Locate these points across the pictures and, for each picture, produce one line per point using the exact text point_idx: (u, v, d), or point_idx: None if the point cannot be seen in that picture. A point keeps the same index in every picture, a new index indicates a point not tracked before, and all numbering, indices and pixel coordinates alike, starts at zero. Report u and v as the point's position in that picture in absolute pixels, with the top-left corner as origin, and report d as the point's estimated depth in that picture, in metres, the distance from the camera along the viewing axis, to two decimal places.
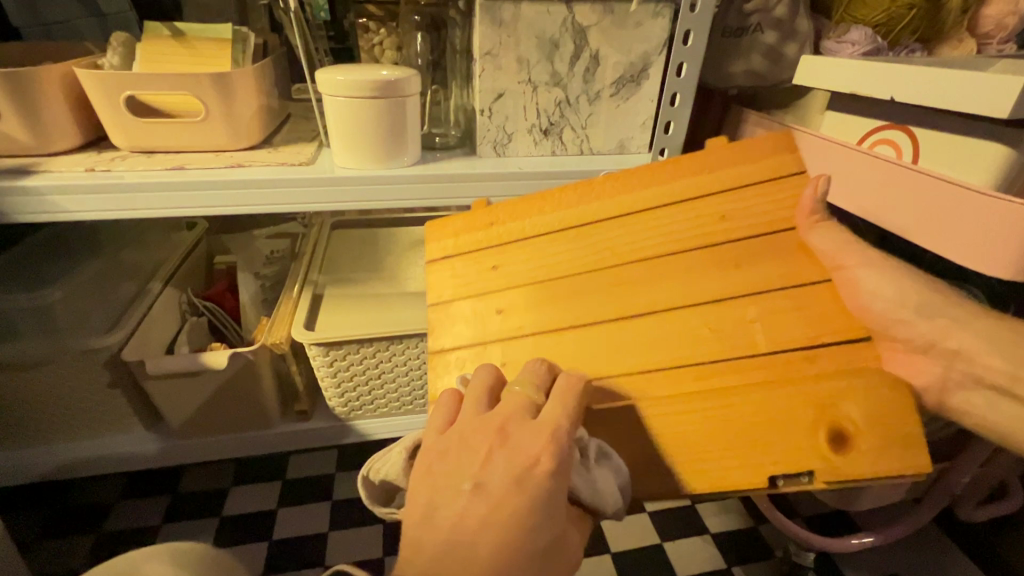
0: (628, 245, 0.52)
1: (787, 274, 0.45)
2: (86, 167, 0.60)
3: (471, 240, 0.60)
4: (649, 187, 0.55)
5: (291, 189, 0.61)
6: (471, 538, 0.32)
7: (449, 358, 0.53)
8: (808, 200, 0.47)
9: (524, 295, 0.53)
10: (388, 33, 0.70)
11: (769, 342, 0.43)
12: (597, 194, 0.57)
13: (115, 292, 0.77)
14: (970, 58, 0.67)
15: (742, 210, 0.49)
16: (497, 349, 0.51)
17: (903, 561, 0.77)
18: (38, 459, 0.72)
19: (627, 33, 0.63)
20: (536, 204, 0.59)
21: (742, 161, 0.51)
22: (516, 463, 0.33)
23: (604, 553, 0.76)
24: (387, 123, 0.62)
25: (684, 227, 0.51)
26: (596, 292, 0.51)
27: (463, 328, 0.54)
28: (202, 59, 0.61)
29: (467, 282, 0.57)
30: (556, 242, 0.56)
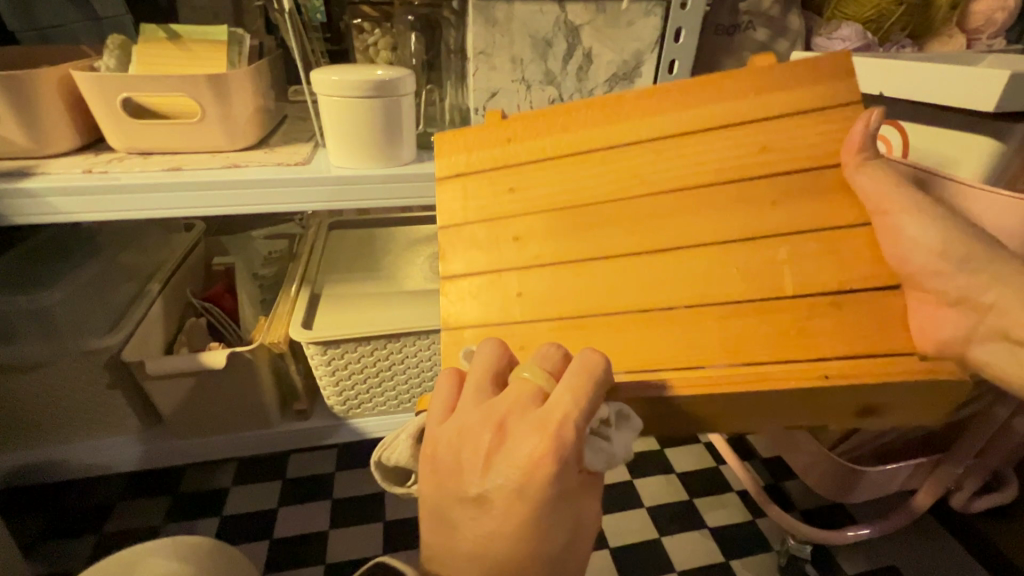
0: (657, 173, 0.53)
1: (815, 217, 0.48)
2: (83, 169, 0.60)
3: (489, 156, 0.59)
4: (685, 111, 0.54)
5: (287, 189, 0.61)
6: (481, 541, 0.33)
7: (461, 284, 0.54)
8: (858, 136, 0.47)
9: (545, 220, 0.54)
10: (383, 34, 0.70)
11: (798, 284, 0.46)
12: (628, 114, 0.56)
13: (113, 293, 0.77)
14: (961, 53, 0.68)
15: (785, 142, 0.50)
16: (514, 278, 0.53)
17: (899, 553, 0.78)
18: (55, 459, 0.75)
19: (620, 31, 0.63)
20: (562, 121, 0.58)
21: (785, 91, 0.51)
22: (515, 466, 0.33)
23: (602, 548, 0.77)
24: (381, 122, 0.62)
25: (724, 158, 0.51)
26: (627, 221, 0.52)
27: (478, 253, 0.55)
28: (197, 61, 0.62)
29: (486, 205, 0.57)
30: (586, 165, 0.55)
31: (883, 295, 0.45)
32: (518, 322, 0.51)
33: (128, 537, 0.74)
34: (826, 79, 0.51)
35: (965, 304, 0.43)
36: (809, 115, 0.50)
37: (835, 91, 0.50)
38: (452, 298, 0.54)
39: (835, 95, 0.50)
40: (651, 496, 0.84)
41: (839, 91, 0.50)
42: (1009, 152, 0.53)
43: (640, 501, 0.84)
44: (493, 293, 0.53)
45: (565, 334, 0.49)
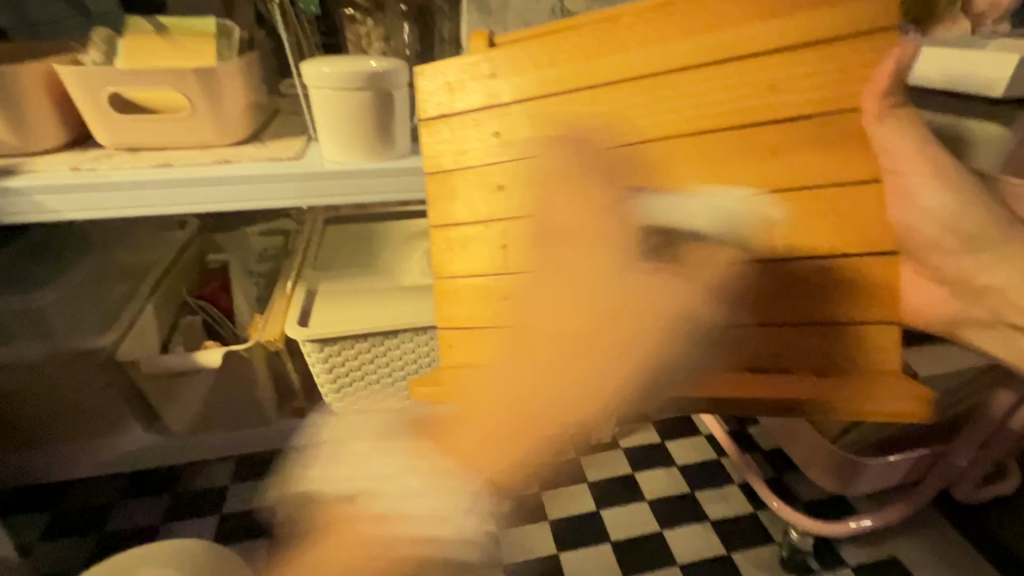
0: (655, 115, 0.51)
1: (828, 172, 0.48)
2: (71, 166, 0.59)
3: (469, 92, 0.57)
4: (691, 38, 0.50)
5: (279, 184, 0.60)
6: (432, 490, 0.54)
7: (450, 234, 0.57)
8: (885, 81, 0.46)
9: (532, 168, 0.55)
10: (375, 24, 0.67)
11: (791, 244, 0.48)
12: (626, 41, 0.52)
13: (108, 292, 0.76)
14: (965, 38, 0.67)
15: (797, 81, 0.48)
16: (498, 230, 0.56)
17: (901, 543, 0.78)
18: (66, 459, 0.76)
19: None
20: (550, 51, 0.55)
21: (812, 13, 0.47)
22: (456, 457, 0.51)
23: (605, 542, 0.76)
24: (375, 116, 0.61)
25: (730, 98, 0.49)
26: (619, 170, 0.52)
27: (463, 203, 0.57)
28: (184, 53, 0.60)
29: (466, 151, 0.56)
30: (578, 103, 0.53)
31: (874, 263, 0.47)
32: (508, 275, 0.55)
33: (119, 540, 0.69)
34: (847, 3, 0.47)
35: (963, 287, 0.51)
36: (827, 46, 0.47)
37: (858, 15, 0.47)
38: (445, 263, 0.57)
39: (865, 25, 0.47)
40: (652, 489, 0.84)
41: (868, 20, 0.47)
42: (1013, 139, 0.53)
43: (641, 494, 0.83)
44: (482, 246, 0.56)
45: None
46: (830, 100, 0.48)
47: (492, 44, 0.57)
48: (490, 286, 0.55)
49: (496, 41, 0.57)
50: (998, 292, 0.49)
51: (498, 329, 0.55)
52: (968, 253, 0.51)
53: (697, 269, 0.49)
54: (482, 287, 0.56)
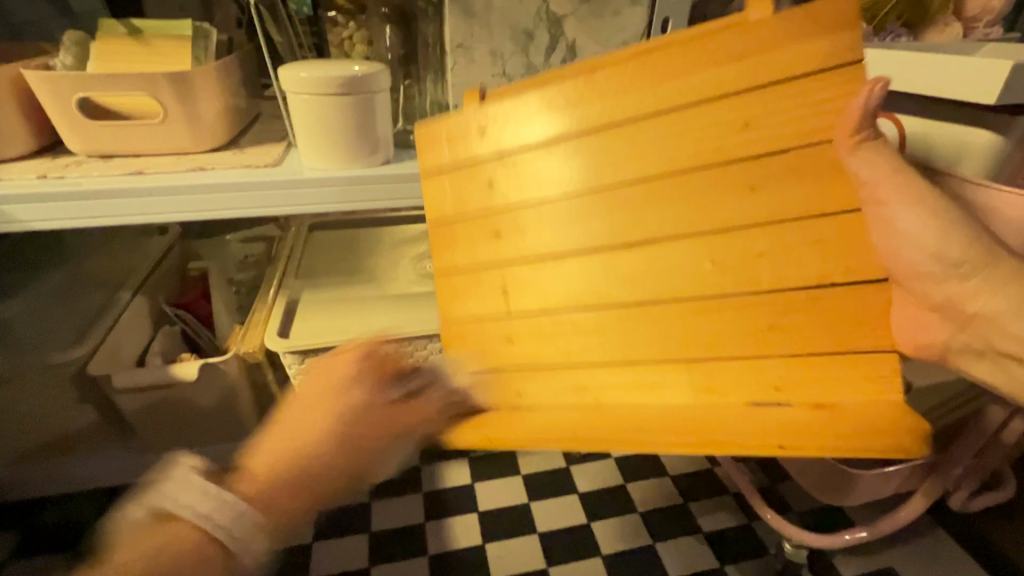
0: (633, 158, 0.51)
1: (812, 202, 0.46)
2: (38, 174, 0.57)
3: (456, 146, 0.58)
4: (663, 83, 0.49)
5: (256, 191, 0.58)
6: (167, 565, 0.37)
7: (453, 281, 0.59)
8: (856, 112, 0.41)
9: (527, 211, 0.56)
10: (358, 26, 0.66)
11: (777, 277, 0.47)
12: (601, 90, 0.51)
13: (81, 303, 0.74)
14: (957, 42, 0.65)
15: (769, 117, 0.45)
16: (499, 275, 0.57)
17: (902, 558, 0.76)
18: (37, 475, 0.73)
19: (604, 22, 0.60)
20: (528, 100, 0.54)
21: (779, 47, 0.44)
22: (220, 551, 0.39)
23: (595, 557, 0.74)
24: (354, 122, 0.59)
25: (705, 138, 0.48)
26: (603, 214, 0.53)
27: (464, 251, 0.59)
28: (157, 56, 0.58)
29: (462, 197, 0.58)
30: (559, 148, 0.54)
31: (862, 290, 0.46)
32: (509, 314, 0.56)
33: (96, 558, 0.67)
34: (817, 33, 0.43)
35: (950, 312, 0.45)
36: (802, 81, 0.44)
37: (828, 46, 0.42)
38: (452, 309, 0.59)
39: (832, 55, 0.42)
40: (644, 501, 0.82)
41: (840, 47, 0.42)
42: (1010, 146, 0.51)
43: (632, 506, 0.81)
44: (484, 290, 0.58)
45: (550, 327, 0.54)
46: (810, 131, 0.44)
47: (483, 100, 0.56)
48: (489, 325, 0.57)
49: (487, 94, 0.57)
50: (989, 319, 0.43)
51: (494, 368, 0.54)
52: (960, 280, 0.43)
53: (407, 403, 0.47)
54: (485, 326, 0.57)
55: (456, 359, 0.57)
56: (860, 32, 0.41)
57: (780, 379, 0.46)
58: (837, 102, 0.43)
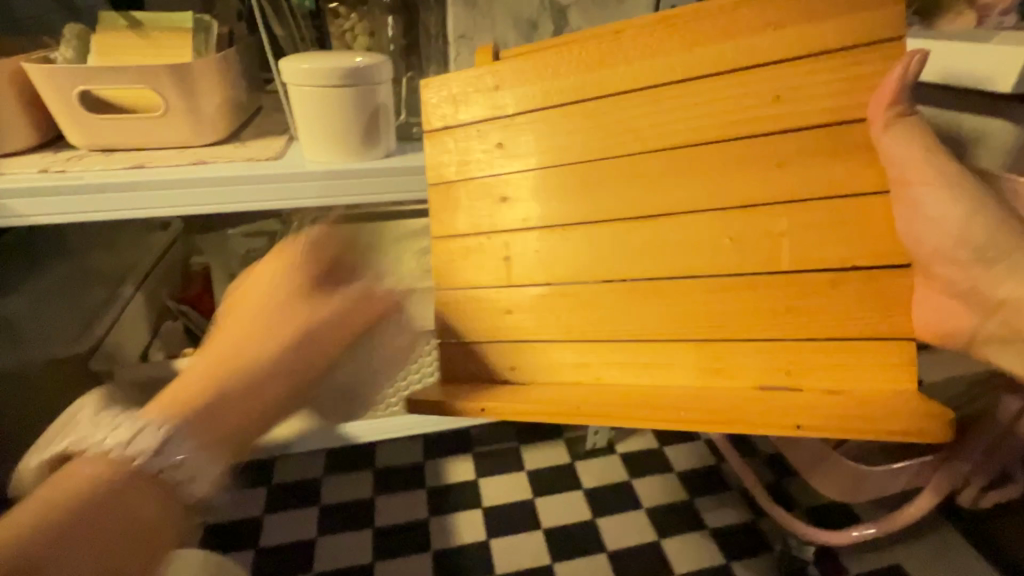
0: (654, 127, 0.50)
1: (838, 179, 0.45)
2: (40, 168, 0.57)
3: (468, 107, 0.56)
4: (693, 50, 0.48)
5: (258, 185, 0.58)
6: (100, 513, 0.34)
7: (450, 246, 0.57)
8: (894, 85, 0.42)
9: (536, 178, 0.54)
10: (360, 18, 0.65)
11: (797, 255, 0.46)
12: (628, 53, 0.50)
13: (84, 297, 0.73)
14: (970, 31, 0.64)
15: (800, 90, 0.45)
16: (501, 242, 0.55)
17: (909, 554, 0.75)
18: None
19: (610, 11, 0.59)
20: (551, 65, 0.53)
21: (814, 22, 0.45)
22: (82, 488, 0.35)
23: (599, 553, 0.74)
24: (357, 114, 0.58)
25: (729, 109, 0.47)
26: (618, 182, 0.52)
27: (464, 215, 0.57)
28: (158, 49, 0.58)
29: (466, 162, 0.56)
30: (577, 115, 0.53)
31: (881, 273, 0.45)
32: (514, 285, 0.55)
33: None
34: (851, 14, 0.44)
35: (972, 297, 0.47)
36: (838, 56, 0.44)
37: (860, 25, 0.44)
38: (446, 276, 0.57)
39: (868, 33, 0.44)
40: (649, 497, 0.82)
41: (876, 25, 0.44)
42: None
43: (637, 502, 0.81)
44: (485, 258, 0.56)
45: (557, 300, 0.53)
46: (842, 107, 0.45)
47: (496, 59, 0.55)
48: (490, 296, 0.55)
49: (504, 55, 0.56)
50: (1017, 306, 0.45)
51: (496, 339, 0.55)
52: (984, 265, 0.45)
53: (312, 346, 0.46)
54: (485, 298, 0.56)
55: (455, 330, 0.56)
56: (897, 18, 0.43)
57: (789, 354, 0.46)
58: (874, 77, 0.44)
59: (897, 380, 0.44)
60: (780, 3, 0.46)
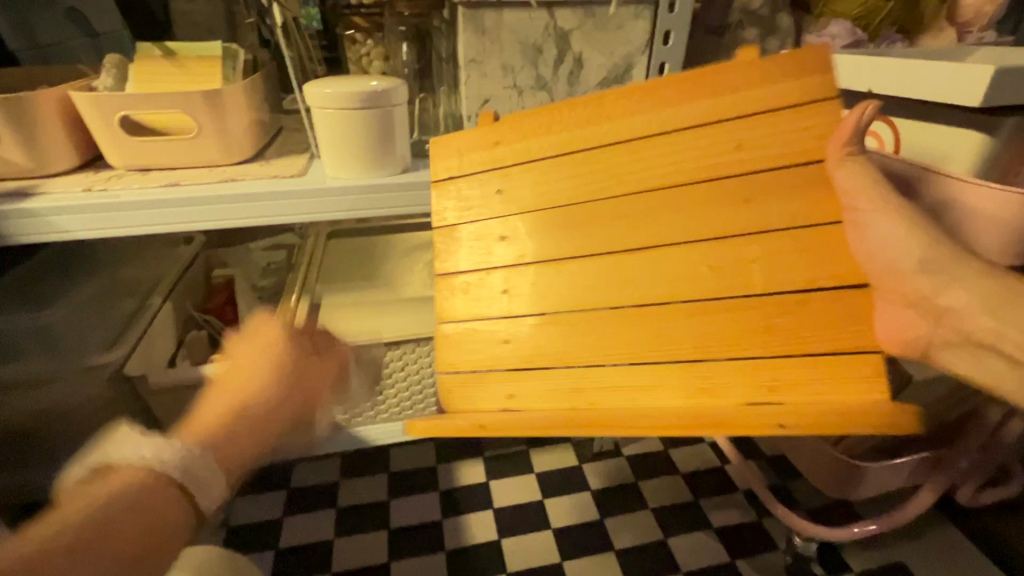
0: (633, 172, 0.55)
1: (798, 212, 0.48)
2: (83, 187, 0.61)
3: (475, 158, 0.62)
4: (663, 109, 0.54)
5: (284, 201, 0.62)
6: (266, 414, 0.54)
7: (455, 282, 0.60)
8: (848, 128, 0.46)
9: (528, 219, 0.58)
10: (375, 44, 0.70)
11: (766, 280, 0.48)
12: (607, 114, 0.57)
13: (116, 310, 0.79)
14: (951, 47, 0.67)
15: (758, 139, 0.50)
16: (499, 277, 0.58)
17: (912, 551, 0.77)
18: (61, 474, 0.75)
19: (609, 35, 0.63)
20: (544, 125, 0.59)
21: (766, 86, 0.50)
22: (242, 371, 0.56)
23: (608, 551, 0.76)
24: (374, 132, 0.62)
25: (696, 155, 0.52)
26: (601, 223, 0.56)
27: (466, 253, 0.60)
28: (191, 76, 0.63)
29: (466, 205, 0.61)
30: (563, 164, 0.58)
31: (849, 292, 0.46)
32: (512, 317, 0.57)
33: None
34: (796, 76, 0.49)
35: (923, 306, 0.47)
36: (785, 113, 0.49)
37: (801, 87, 0.49)
38: (458, 305, 0.59)
39: (806, 91, 0.48)
40: (656, 498, 0.84)
41: (808, 89, 0.48)
42: (999, 145, 0.51)
43: (644, 502, 0.83)
44: (484, 293, 0.58)
45: (550, 329, 0.55)
46: (798, 153, 0.49)
47: (496, 123, 0.61)
48: (489, 330, 0.57)
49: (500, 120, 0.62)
50: (956, 313, 0.46)
51: (492, 370, 0.55)
52: (924, 275, 0.47)
53: (338, 352, 0.64)
54: (482, 329, 0.57)
55: (458, 363, 0.57)
56: (834, 77, 0.48)
57: (763, 373, 0.46)
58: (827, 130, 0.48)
59: (871, 389, 0.43)
60: (737, 70, 0.51)
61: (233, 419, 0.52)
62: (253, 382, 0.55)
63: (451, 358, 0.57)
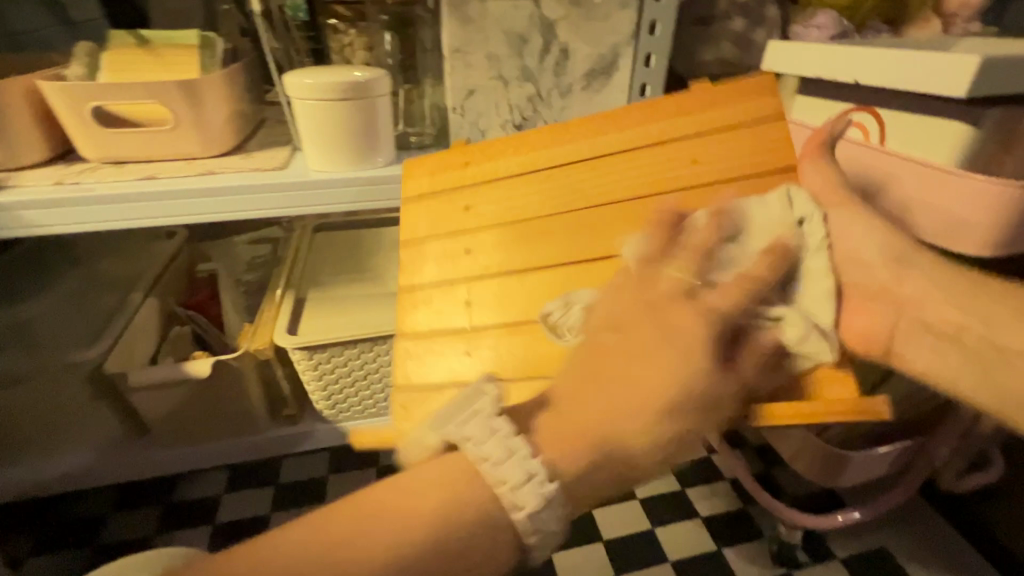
0: (595, 188, 0.52)
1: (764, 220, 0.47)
2: (54, 180, 0.59)
3: (446, 179, 0.58)
4: (627, 129, 0.52)
5: (264, 194, 0.61)
6: (623, 410, 0.35)
7: (415, 294, 0.56)
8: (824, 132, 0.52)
9: (495, 233, 0.55)
10: (358, 34, 0.68)
11: None
12: (580, 134, 0.54)
13: (94, 304, 0.76)
14: (936, 38, 0.67)
15: (716, 154, 0.49)
16: (461, 288, 0.54)
17: (894, 536, 0.78)
18: (44, 472, 0.74)
19: (595, 25, 0.62)
20: (512, 147, 0.56)
21: (730, 104, 0.49)
22: (661, 326, 0.36)
23: (597, 542, 0.77)
24: (356, 123, 0.61)
25: (656, 169, 0.50)
26: (558, 234, 0.52)
27: (435, 266, 0.56)
28: (167, 66, 0.61)
29: (438, 221, 0.57)
30: (525, 181, 0.55)
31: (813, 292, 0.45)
32: (468, 329, 0.52)
33: (116, 550, 0.71)
34: (754, 95, 0.49)
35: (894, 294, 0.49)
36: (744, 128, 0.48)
37: (757, 107, 0.48)
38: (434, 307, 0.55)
39: (764, 109, 0.48)
40: (644, 488, 0.85)
41: (766, 107, 0.48)
42: (981, 137, 0.50)
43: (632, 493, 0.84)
44: (445, 305, 0.55)
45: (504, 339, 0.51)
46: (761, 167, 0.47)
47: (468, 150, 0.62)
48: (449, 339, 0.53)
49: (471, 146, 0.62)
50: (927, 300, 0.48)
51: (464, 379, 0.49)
52: (899, 265, 0.48)
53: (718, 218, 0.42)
54: (444, 340, 0.53)
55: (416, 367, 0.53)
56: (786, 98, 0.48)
57: None
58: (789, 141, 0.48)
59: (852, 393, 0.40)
60: (707, 88, 0.51)
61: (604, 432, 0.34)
62: (635, 372, 0.35)
63: (413, 367, 0.53)
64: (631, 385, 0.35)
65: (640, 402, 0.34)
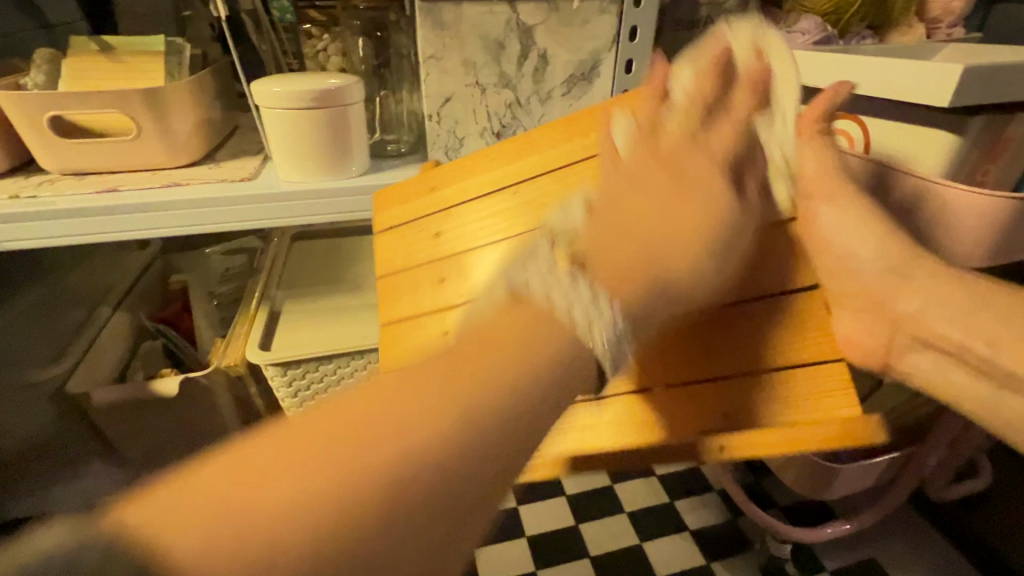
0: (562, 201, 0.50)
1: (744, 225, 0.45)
2: (9, 194, 0.57)
3: (416, 206, 0.58)
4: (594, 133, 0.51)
5: (230, 206, 0.58)
6: (674, 250, 0.34)
7: (399, 331, 0.55)
8: (819, 106, 0.46)
9: (466, 257, 0.54)
10: (332, 39, 0.66)
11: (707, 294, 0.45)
12: (543, 142, 0.53)
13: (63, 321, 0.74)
14: (919, 43, 0.67)
15: None
16: (439, 318, 0.53)
17: (884, 547, 0.77)
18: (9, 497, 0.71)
19: (574, 30, 0.61)
20: (481, 160, 0.56)
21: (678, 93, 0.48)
22: (683, 171, 0.37)
23: (582, 557, 0.75)
24: (327, 132, 0.59)
25: None
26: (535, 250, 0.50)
27: (411, 298, 0.56)
28: (129, 74, 0.58)
29: (414, 250, 0.57)
30: (498, 200, 0.53)
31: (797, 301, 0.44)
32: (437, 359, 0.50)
33: None
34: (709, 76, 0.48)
35: None
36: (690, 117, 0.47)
37: None
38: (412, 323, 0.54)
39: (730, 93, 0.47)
40: (630, 499, 0.83)
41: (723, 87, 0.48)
42: (966, 145, 0.49)
43: (619, 506, 0.82)
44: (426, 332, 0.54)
45: None
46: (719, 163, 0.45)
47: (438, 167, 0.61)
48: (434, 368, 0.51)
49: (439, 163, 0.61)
50: None
51: None
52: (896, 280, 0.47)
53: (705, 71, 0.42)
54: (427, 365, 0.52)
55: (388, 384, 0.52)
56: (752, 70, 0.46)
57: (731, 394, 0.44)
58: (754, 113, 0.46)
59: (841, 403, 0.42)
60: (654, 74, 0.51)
61: (659, 267, 0.34)
62: (677, 216, 0.35)
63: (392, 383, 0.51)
64: (670, 212, 0.35)
65: (685, 228, 0.35)
